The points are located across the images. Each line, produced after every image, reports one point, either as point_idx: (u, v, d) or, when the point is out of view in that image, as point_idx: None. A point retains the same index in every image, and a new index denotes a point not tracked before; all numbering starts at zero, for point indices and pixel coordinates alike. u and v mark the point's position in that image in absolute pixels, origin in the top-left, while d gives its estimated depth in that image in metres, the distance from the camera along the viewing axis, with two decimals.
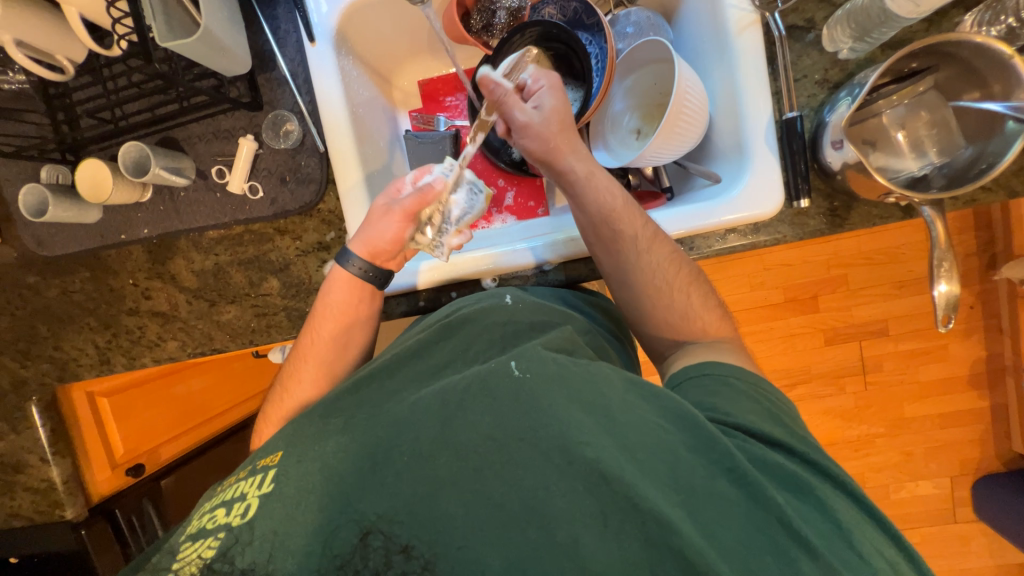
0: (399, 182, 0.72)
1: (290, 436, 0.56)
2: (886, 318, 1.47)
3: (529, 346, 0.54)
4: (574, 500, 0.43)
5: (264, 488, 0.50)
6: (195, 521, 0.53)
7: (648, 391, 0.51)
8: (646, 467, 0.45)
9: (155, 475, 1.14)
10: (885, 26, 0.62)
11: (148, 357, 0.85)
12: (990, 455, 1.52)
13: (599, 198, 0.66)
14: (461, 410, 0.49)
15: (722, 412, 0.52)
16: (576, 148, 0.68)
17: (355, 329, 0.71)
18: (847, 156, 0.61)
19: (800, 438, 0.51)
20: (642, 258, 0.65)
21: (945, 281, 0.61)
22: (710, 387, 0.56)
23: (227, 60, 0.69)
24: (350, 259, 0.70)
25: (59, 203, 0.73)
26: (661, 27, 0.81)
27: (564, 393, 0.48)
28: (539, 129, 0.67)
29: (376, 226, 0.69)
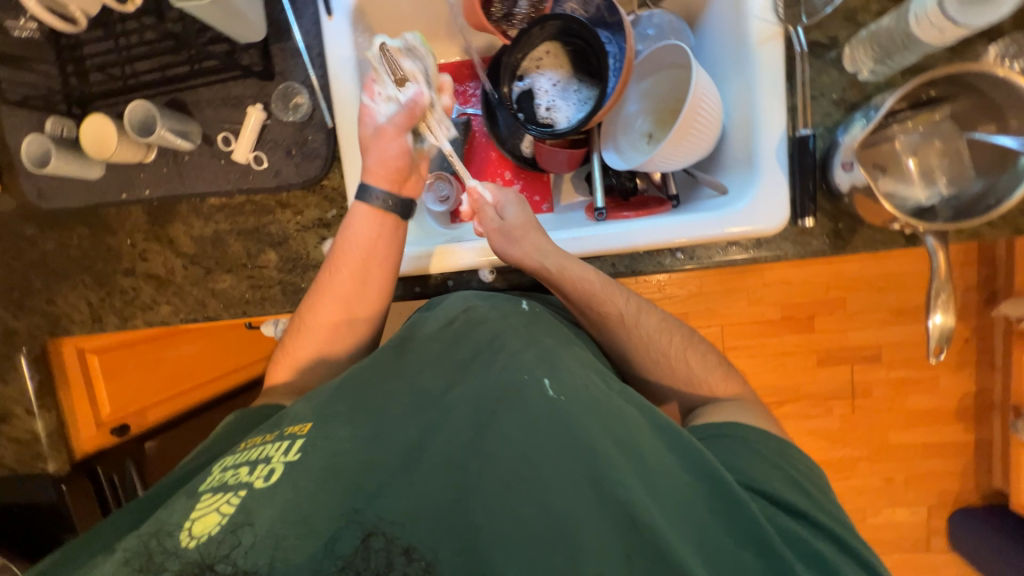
0: (372, 110, 0.71)
1: (321, 407, 0.54)
2: (880, 344, 1.47)
3: (564, 368, 0.55)
4: (604, 539, 0.43)
5: (291, 456, 0.49)
6: (212, 476, 0.51)
7: (677, 439, 0.51)
8: (671, 516, 0.45)
9: (140, 436, 1.14)
10: (907, 51, 0.61)
11: (139, 319, 0.85)
12: (969, 489, 1.54)
13: (580, 286, 0.68)
14: (497, 418, 0.50)
15: (753, 479, 0.52)
16: (540, 246, 0.71)
17: (370, 269, 0.72)
18: (856, 178, 0.60)
19: (826, 515, 0.50)
20: (629, 330, 0.69)
21: (940, 313, 0.60)
22: (740, 451, 0.55)
23: (242, 25, 0.68)
24: (371, 195, 0.72)
25: (62, 156, 0.73)
26: (683, 31, 0.79)
27: (602, 428, 0.49)
28: (502, 237, 0.72)
29: (389, 160, 0.71)
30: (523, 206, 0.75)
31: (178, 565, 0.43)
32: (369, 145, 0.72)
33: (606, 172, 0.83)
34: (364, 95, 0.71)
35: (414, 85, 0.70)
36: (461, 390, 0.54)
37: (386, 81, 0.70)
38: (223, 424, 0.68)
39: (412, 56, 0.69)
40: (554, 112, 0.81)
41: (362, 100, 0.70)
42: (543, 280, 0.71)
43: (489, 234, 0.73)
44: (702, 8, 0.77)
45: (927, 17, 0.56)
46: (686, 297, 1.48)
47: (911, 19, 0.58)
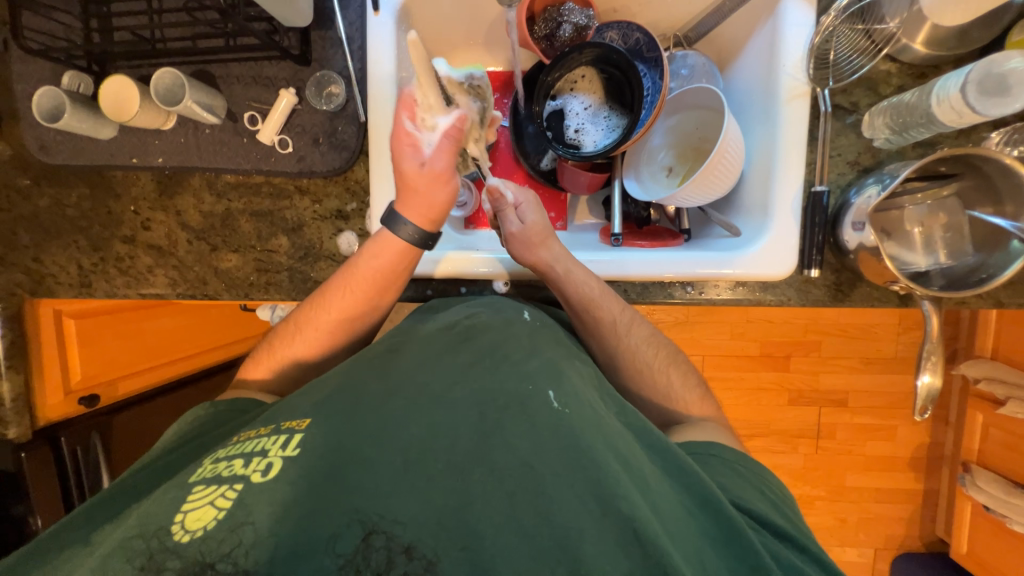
0: (412, 138, 0.63)
1: (318, 401, 0.53)
2: (848, 390, 1.55)
3: (567, 379, 0.55)
4: (607, 555, 0.42)
5: (289, 450, 0.47)
6: (202, 468, 0.49)
7: (673, 461, 0.51)
8: (675, 538, 0.45)
9: (109, 408, 1.08)
10: (924, 127, 0.65)
11: (131, 288, 0.81)
12: (914, 534, 1.62)
13: (582, 294, 0.68)
14: (501, 428, 0.49)
15: (743, 499, 0.52)
16: (555, 251, 0.70)
17: (383, 290, 0.70)
18: (865, 238, 0.64)
19: (806, 535, 0.52)
20: (633, 351, 0.69)
21: (929, 373, 0.65)
22: (724, 470, 0.56)
23: (289, 9, 0.68)
24: (399, 224, 0.66)
25: (76, 112, 0.70)
26: (714, 75, 0.83)
27: (603, 441, 0.49)
28: (518, 240, 0.70)
29: (433, 198, 0.65)
30: (542, 211, 0.73)
31: (179, 564, 0.41)
32: (414, 183, 0.65)
33: (625, 199, 0.86)
34: (403, 120, 0.63)
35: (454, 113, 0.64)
36: (462, 393, 0.52)
37: (429, 110, 0.63)
38: (191, 418, 0.65)
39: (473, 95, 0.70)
40: (583, 135, 0.82)
41: (405, 125, 0.62)
42: (546, 279, 0.71)
43: (509, 240, 0.70)
44: (735, 56, 0.81)
45: (949, 100, 0.61)
46: (674, 324, 1.52)
47: (933, 99, 0.63)
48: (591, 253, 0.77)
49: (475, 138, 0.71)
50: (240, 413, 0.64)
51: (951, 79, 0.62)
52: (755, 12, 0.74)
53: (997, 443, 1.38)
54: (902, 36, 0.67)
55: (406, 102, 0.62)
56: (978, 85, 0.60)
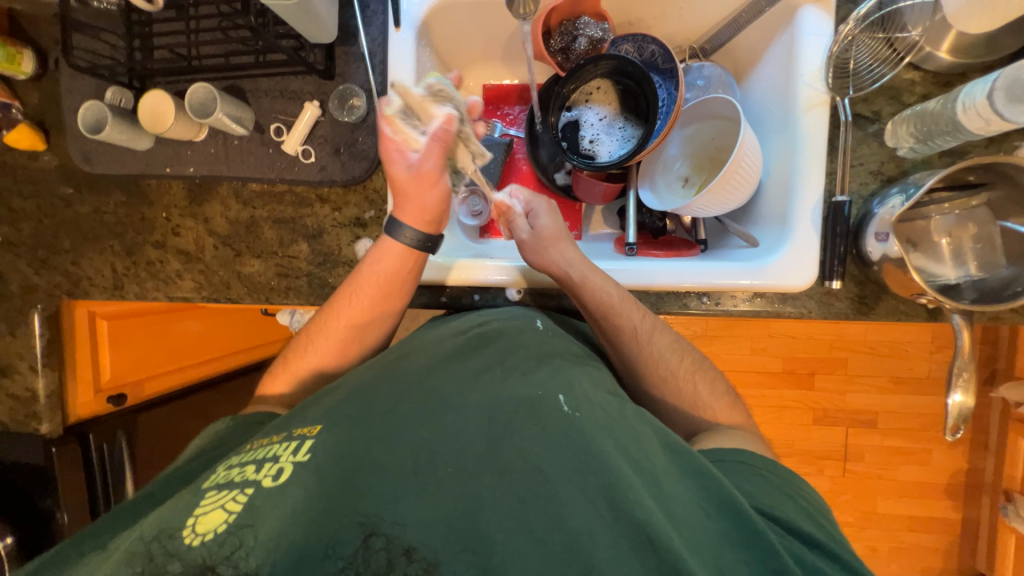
0: (397, 143, 0.65)
1: (331, 408, 0.54)
2: (877, 411, 1.48)
3: (578, 384, 0.54)
4: (620, 559, 0.42)
5: (300, 456, 0.48)
6: (216, 475, 0.50)
7: (694, 466, 0.50)
8: (690, 542, 0.44)
9: (134, 408, 1.11)
10: (949, 136, 0.63)
11: (160, 292, 0.85)
12: (952, 568, 1.52)
13: (599, 297, 0.68)
14: (510, 432, 0.48)
15: (770, 507, 0.50)
16: (571, 252, 0.71)
17: (391, 295, 0.71)
18: (889, 249, 0.62)
19: (845, 548, 0.49)
20: (651, 361, 0.68)
21: (960, 391, 0.62)
22: (747, 476, 0.54)
23: (315, 27, 0.71)
24: (400, 230, 0.70)
25: (116, 125, 0.75)
26: (730, 85, 0.82)
27: (615, 445, 0.48)
28: (531, 246, 0.72)
29: (423, 199, 0.68)
30: (555, 216, 0.75)
31: (179, 566, 0.41)
32: (404, 186, 0.68)
33: (640, 209, 0.85)
34: (386, 129, 0.65)
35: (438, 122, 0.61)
36: (472, 398, 0.52)
37: (411, 128, 0.63)
38: (212, 430, 0.66)
39: (442, 100, 0.61)
40: (598, 145, 0.83)
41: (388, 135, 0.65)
42: (564, 286, 0.71)
43: (521, 247, 0.73)
44: (751, 67, 0.81)
45: (975, 107, 0.59)
46: (691, 338, 1.49)
47: (958, 106, 0.61)
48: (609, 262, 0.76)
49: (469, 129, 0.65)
50: (250, 429, 0.64)
51: (977, 86, 0.60)
52: (771, 24, 0.74)
53: None
54: (927, 44, 0.66)
55: (387, 116, 0.63)
56: (1006, 91, 0.57)
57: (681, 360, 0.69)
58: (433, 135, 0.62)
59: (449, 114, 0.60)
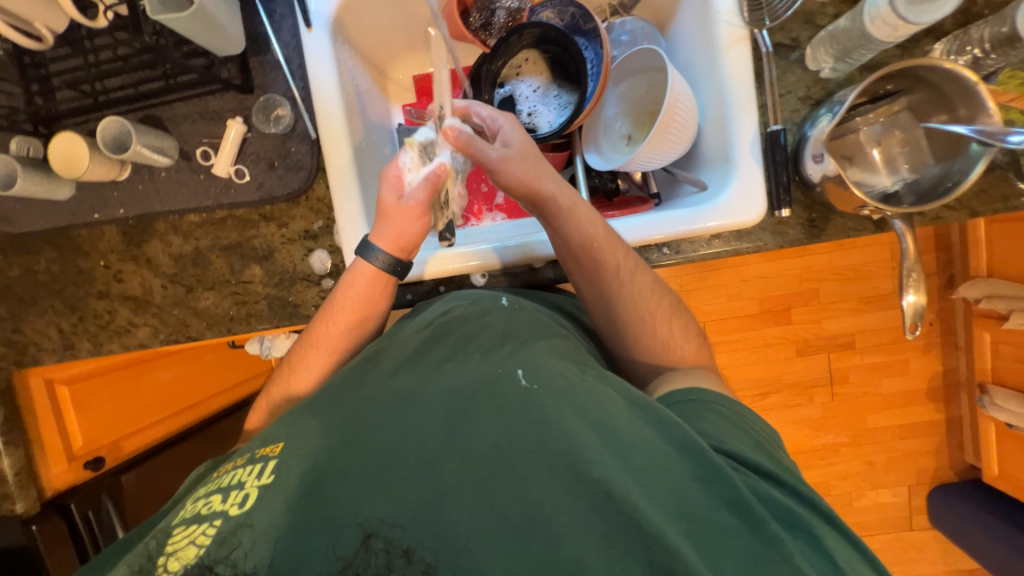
0: (399, 172, 0.67)
1: (290, 425, 0.54)
2: (853, 332, 1.54)
3: (538, 357, 0.54)
4: (582, 518, 0.42)
5: (264, 478, 0.49)
6: (187, 508, 0.51)
7: (654, 415, 0.50)
8: (650, 490, 0.44)
9: (116, 469, 1.06)
10: (864, 49, 0.65)
11: (115, 343, 0.81)
12: (944, 466, 1.61)
13: (582, 230, 0.65)
14: (467, 416, 0.49)
15: (724, 442, 0.51)
16: (555, 179, 0.67)
17: (367, 318, 0.70)
18: (827, 169, 0.64)
19: (795, 475, 0.51)
20: (632, 303, 0.67)
21: (913, 292, 0.65)
22: (702, 414, 0.55)
23: (221, 39, 0.68)
24: (373, 252, 0.68)
25: (29, 176, 0.70)
26: (655, 36, 0.82)
27: (573, 410, 0.48)
28: (511, 161, 0.65)
29: (406, 228, 0.67)
30: (526, 135, 0.70)
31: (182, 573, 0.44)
32: (391, 209, 0.67)
33: (590, 173, 0.85)
34: (400, 155, 0.67)
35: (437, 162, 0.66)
36: (432, 391, 0.52)
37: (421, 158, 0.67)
38: (194, 474, 0.63)
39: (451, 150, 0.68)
40: (536, 117, 0.82)
41: (396, 165, 0.67)
42: (543, 216, 0.67)
43: (495, 163, 0.65)
44: (671, 15, 0.81)
45: (880, 16, 0.60)
46: None
47: (866, 18, 0.62)
48: None
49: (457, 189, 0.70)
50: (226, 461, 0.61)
51: None
52: None
53: (1007, 358, 1.36)
54: None
55: (409, 142, 0.67)
56: None
57: (668, 305, 0.68)
58: (427, 172, 0.65)
59: (444, 161, 0.65)
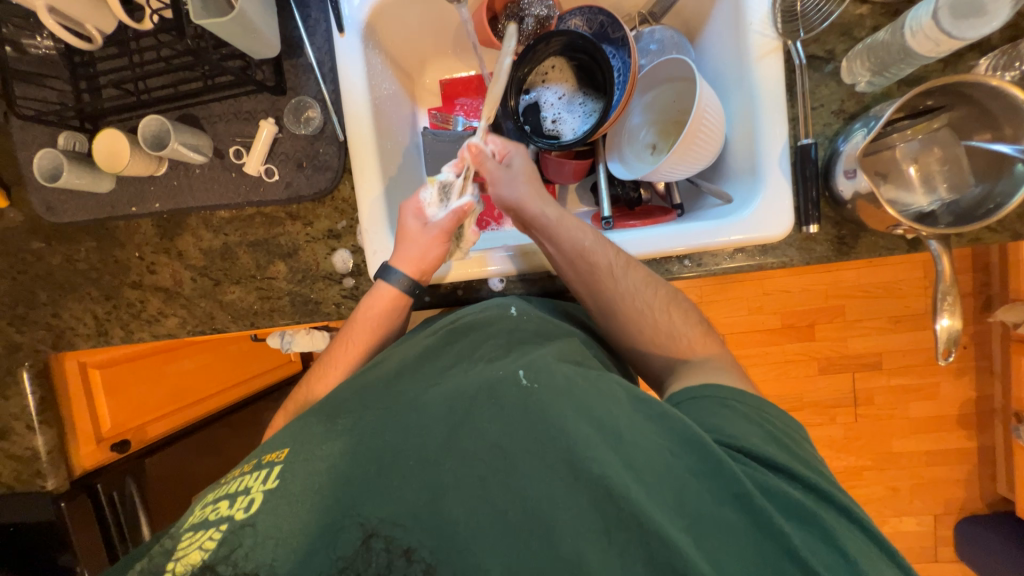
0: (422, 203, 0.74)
1: (296, 434, 0.55)
2: (881, 352, 1.48)
3: (540, 358, 0.54)
4: (581, 515, 0.43)
5: (270, 483, 0.49)
6: (193, 516, 0.51)
7: (654, 411, 0.49)
8: (648, 486, 0.44)
9: (140, 452, 1.10)
10: (903, 63, 0.63)
11: (145, 332, 0.84)
12: (975, 497, 1.54)
13: (571, 235, 0.67)
14: (469, 417, 0.49)
15: (733, 436, 0.50)
16: (544, 196, 0.71)
17: (381, 336, 0.73)
18: (859, 185, 0.62)
19: (809, 466, 0.49)
20: (632, 300, 0.65)
21: (948, 317, 0.62)
22: (712, 407, 0.53)
23: (258, 43, 0.70)
24: (393, 275, 0.71)
25: (73, 169, 0.74)
26: (684, 46, 0.82)
27: (575, 407, 0.48)
28: (508, 179, 0.72)
29: (428, 250, 0.71)
30: (528, 159, 0.76)
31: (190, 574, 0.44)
32: (413, 234, 0.71)
33: (612, 182, 0.85)
34: (422, 191, 0.74)
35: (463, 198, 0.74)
36: (433, 395, 0.53)
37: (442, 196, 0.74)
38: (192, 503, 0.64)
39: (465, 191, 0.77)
40: (560, 124, 0.83)
41: (420, 198, 0.74)
42: (535, 228, 0.70)
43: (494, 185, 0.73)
44: (701, 25, 0.80)
45: (922, 30, 0.58)
46: None
47: (906, 33, 0.60)
48: None
49: (473, 227, 0.75)
50: None
51: (922, 9, 0.59)
52: None
53: None
54: None
55: (432, 180, 0.75)
56: (950, 9, 0.57)
57: (672, 302, 0.66)
58: (454, 206, 0.73)
59: (471, 199, 0.74)
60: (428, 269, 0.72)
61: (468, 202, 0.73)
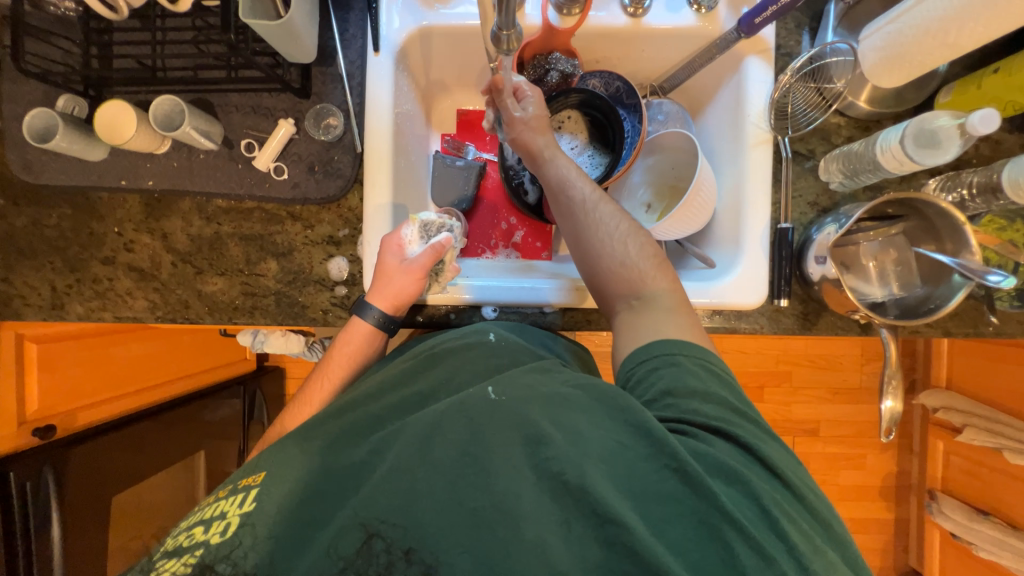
0: (400, 241, 0.72)
1: (276, 455, 0.56)
2: (820, 420, 1.60)
3: (507, 374, 0.56)
4: (540, 506, 0.44)
5: (246, 506, 0.51)
6: (166, 544, 0.51)
7: (598, 395, 0.52)
8: (601, 467, 0.46)
9: (66, 441, 0.98)
10: (872, 173, 0.73)
11: (108, 312, 0.79)
12: (889, 566, 1.65)
13: (561, 174, 0.70)
14: (439, 429, 0.49)
15: (673, 403, 0.52)
16: (547, 134, 0.73)
17: (361, 362, 0.74)
18: (827, 271, 0.70)
19: (745, 425, 0.52)
20: (611, 236, 0.65)
21: (891, 398, 0.70)
22: (660, 374, 0.55)
23: (296, 48, 0.71)
24: (377, 302, 0.72)
25: (68, 134, 0.70)
26: (687, 121, 0.89)
27: (539, 406, 0.51)
28: (519, 125, 0.73)
29: (405, 289, 0.71)
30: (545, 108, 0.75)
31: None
32: (390, 272, 0.71)
33: None
34: (402, 228, 0.73)
35: (441, 236, 0.74)
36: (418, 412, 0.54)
37: (420, 235, 0.73)
38: None
39: (442, 228, 0.76)
40: None
41: (398, 234, 0.72)
42: (531, 161, 0.73)
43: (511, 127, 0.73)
44: (703, 107, 0.90)
45: (890, 150, 0.68)
46: None
47: (877, 149, 0.70)
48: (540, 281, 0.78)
49: (454, 263, 0.76)
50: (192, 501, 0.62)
51: (892, 132, 0.69)
52: (720, 69, 0.83)
53: (958, 469, 1.43)
54: (848, 95, 0.75)
55: (412, 219, 0.74)
56: (914, 137, 0.66)
57: (655, 252, 0.65)
58: (430, 245, 0.72)
59: (447, 238, 0.73)
60: (404, 305, 0.73)
61: (444, 242, 0.73)
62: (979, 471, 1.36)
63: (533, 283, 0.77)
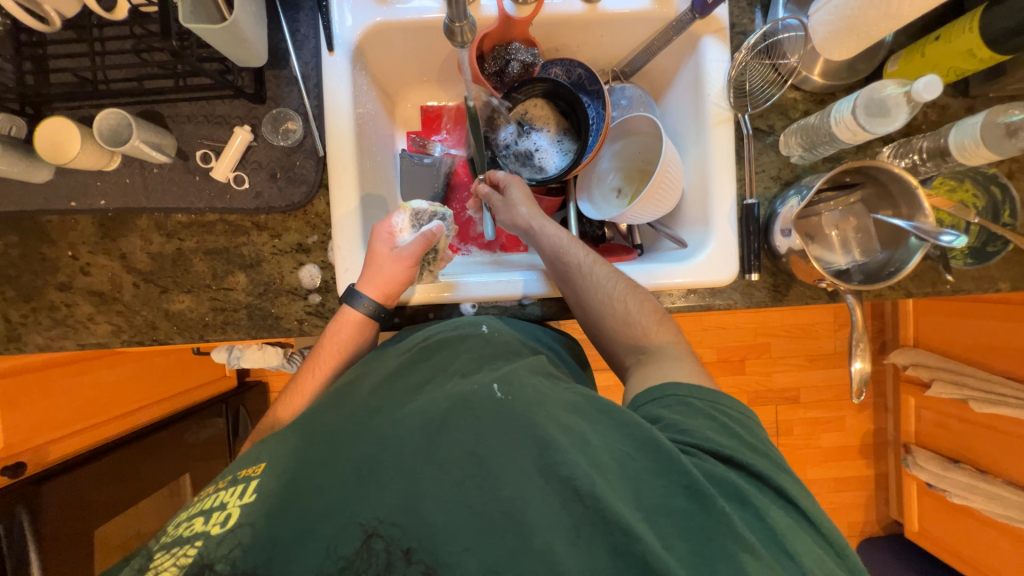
0: (391, 228, 0.72)
1: (273, 447, 0.55)
2: (800, 387, 1.65)
3: (513, 372, 0.57)
4: (552, 514, 0.45)
5: (246, 497, 0.49)
6: (167, 534, 0.50)
7: (613, 415, 0.53)
8: (613, 482, 0.47)
9: (42, 475, 0.94)
10: (828, 145, 0.75)
11: (69, 340, 0.75)
12: (872, 520, 1.73)
13: (554, 242, 0.72)
14: (447, 425, 0.50)
15: (685, 432, 0.53)
16: (533, 205, 0.76)
17: (346, 361, 0.72)
18: (793, 243, 0.71)
19: (756, 455, 0.52)
20: (610, 296, 0.68)
21: (859, 360, 0.72)
22: (671, 408, 0.56)
23: (246, 52, 0.69)
24: (360, 299, 0.70)
25: (6, 156, 0.66)
26: (650, 105, 0.91)
27: (548, 415, 0.51)
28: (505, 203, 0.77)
29: (393, 276, 0.70)
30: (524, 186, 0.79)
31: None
32: (379, 260, 0.70)
33: (583, 220, 0.91)
34: (394, 216, 0.74)
35: (434, 223, 0.74)
36: (412, 409, 0.54)
37: (413, 222, 0.74)
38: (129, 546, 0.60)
39: (435, 217, 0.75)
40: (536, 162, 0.89)
41: (388, 222, 0.73)
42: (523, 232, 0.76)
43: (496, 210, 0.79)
44: (666, 89, 0.91)
45: (844, 121, 0.70)
46: None
47: (832, 121, 0.72)
48: (528, 272, 0.78)
49: (445, 251, 0.76)
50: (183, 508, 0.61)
51: (844, 104, 0.71)
52: (678, 50, 0.84)
53: (928, 422, 1.50)
54: (803, 69, 0.77)
55: (404, 206, 0.74)
56: (865, 108, 0.68)
57: (654, 307, 0.68)
58: (422, 232, 0.72)
59: (439, 225, 0.73)
60: (392, 294, 0.71)
61: (437, 228, 0.73)
62: (947, 422, 1.44)
63: (520, 275, 0.77)
